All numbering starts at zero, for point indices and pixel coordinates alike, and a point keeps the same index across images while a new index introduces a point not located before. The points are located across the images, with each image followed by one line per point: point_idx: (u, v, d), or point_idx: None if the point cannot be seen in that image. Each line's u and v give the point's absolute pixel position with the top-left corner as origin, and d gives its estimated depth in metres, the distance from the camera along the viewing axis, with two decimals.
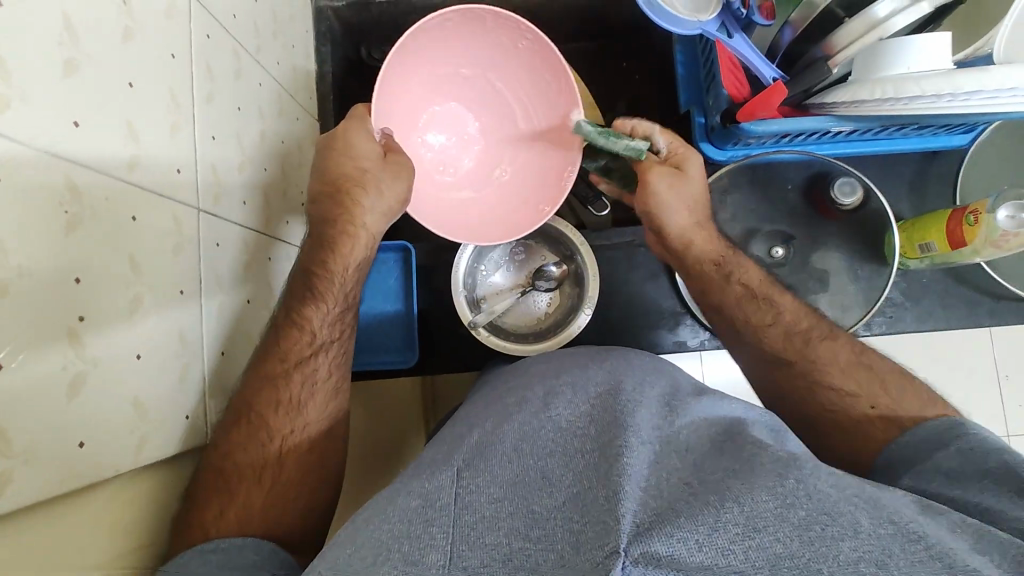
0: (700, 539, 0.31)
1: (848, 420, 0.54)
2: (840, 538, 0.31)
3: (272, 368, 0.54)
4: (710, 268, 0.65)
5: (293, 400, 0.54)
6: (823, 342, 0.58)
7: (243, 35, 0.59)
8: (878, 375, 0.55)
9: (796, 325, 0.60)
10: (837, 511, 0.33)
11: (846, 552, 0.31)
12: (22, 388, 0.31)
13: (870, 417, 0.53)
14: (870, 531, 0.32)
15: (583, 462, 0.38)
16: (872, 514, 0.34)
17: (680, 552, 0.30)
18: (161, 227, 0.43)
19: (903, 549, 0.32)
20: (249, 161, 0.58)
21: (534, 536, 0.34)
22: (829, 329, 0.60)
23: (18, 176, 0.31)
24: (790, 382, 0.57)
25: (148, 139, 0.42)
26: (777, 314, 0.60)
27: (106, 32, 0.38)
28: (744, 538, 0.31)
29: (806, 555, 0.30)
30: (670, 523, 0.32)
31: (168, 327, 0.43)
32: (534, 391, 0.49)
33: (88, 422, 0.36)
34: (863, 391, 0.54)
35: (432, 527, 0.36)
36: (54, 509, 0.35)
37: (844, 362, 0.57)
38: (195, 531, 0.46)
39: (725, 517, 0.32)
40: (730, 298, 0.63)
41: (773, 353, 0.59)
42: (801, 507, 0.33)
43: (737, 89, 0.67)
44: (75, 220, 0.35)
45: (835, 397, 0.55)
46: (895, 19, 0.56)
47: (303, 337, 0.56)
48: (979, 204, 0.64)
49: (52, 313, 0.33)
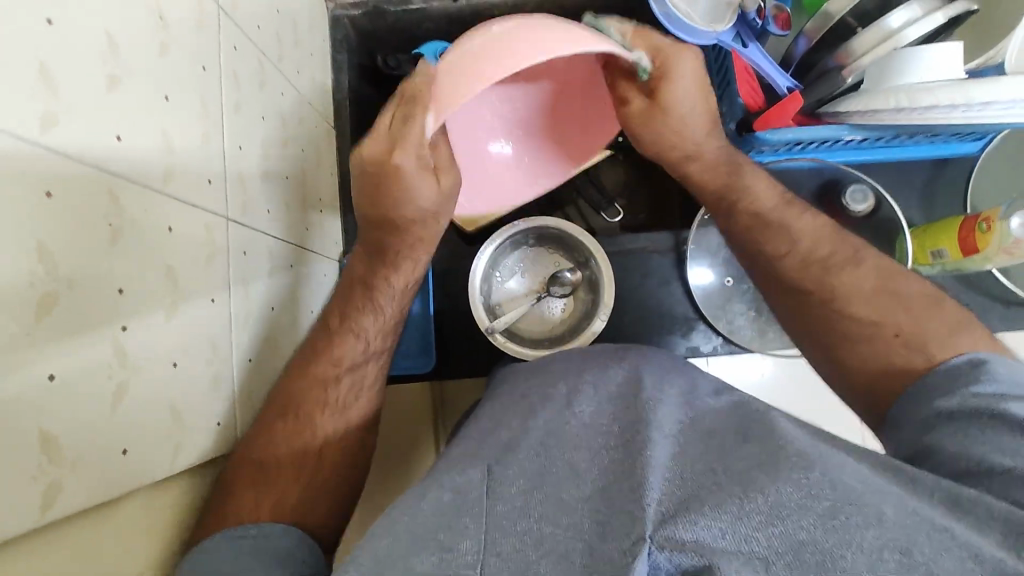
0: (724, 528, 0.32)
1: (881, 357, 0.53)
2: (863, 527, 0.32)
3: (323, 370, 0.57)
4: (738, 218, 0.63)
5: (339, 401, 0.57)
6: (845, 269, 0.57)
7: (266, 45, 0.60)
8: (906, 307, 0.54)
9: (807, 260, 0.59)
10: (862, 501, 0.34)
11: (870, 539, 0.31)
12: (71, 391, 0.32)
13: (893, 344, 0.52)
14: (897, 521, 0.33)
15: (610, 458, 0.39)
16: (898, 506, 0.34)
17: (705, 539, 0.31)
18: (193, 237, 0.44)
19: (930, 539, 0.32)
20: (272, 169, 0.59)
21: (564, 524, 0.35)
22: (853, 253, 0.58)
23: (67, 189, 0.32)
24: (812, 313, 0.58)
25: (182, 149, 0.43)
26: (791, 240, 0.60)
27: (146, 46, 0.39)
28: (767, 525, 0.32)
29: (829, 542, 0.31)
30: (693, 512, 0.33)
31: (200, 332, 0.44)
32: (556, 387, 0.48)
33: (127, 429, 0.36)
34: (891, 319, 0.54)
35: (464, 518, 0.37)
36: (89, 518, 0.35)
37: (864, 290, 0.56)
38: (222, 517, 0.47)
39: (748, 506, 0.33)
40: (743, 224, 0.62)
41: (790, 284, 0.59)
42: (825, 497, 0.33)
43: (753, 97, 0.69)
44: (119, 231, 0.36)
45: (856, 330, 0.55)
46: (908, 31, 0.59)
47: (356, 344, 0.59)
48: (991, 211, 0.65)
49: (102, 323, 0.34)
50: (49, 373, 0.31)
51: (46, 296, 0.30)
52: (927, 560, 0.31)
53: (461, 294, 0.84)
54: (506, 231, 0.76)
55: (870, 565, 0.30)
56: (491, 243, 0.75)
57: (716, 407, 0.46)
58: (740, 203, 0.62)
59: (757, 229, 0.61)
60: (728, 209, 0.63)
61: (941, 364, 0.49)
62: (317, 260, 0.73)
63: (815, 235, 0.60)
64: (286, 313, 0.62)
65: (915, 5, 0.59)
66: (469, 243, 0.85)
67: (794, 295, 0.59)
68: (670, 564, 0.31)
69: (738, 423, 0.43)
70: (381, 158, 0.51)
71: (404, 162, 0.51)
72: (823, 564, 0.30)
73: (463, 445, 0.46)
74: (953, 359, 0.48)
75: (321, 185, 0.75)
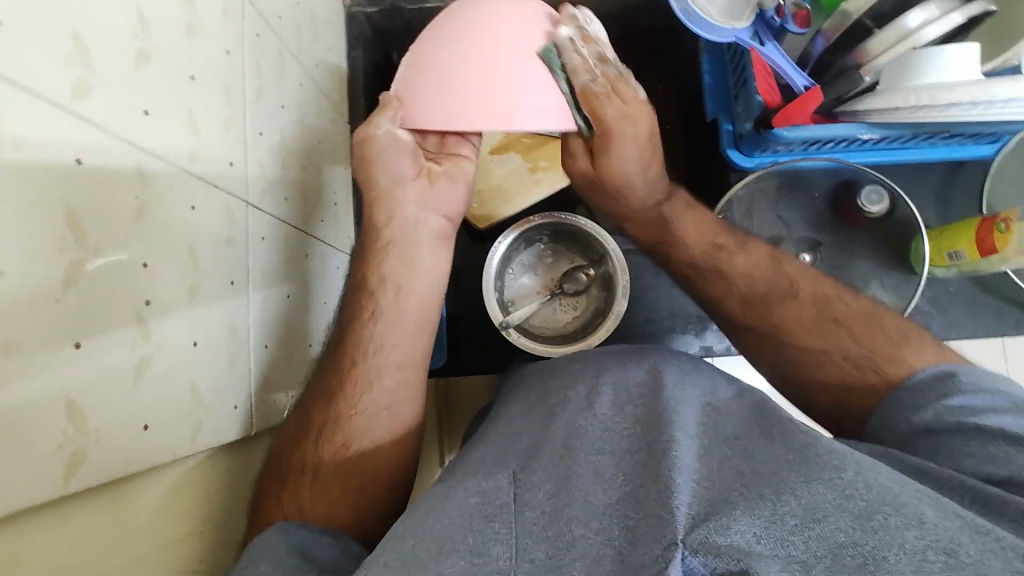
0: (758, 532, 0.31)
1: (835, 382, 0.52)
2: (904, 528, 0.31)
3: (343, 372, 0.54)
4: (706, 253, 0.63)
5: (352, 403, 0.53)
6: (784, 302, 0.57)
7: (286, 37, 0.60)
8: (846, 329, 0.54)
9: (791, 291, 0.58)
10: (899, 503, 0.33)
11: (911, 541, 0.30)
12: (84, 375, 0.31)
13: (847, 367, 0.52)
14: (938, 523, 0.32)
15: (634, 462, 0.38)
16: (938, 507, 0.33)
17: (741, 544, 0.30)
18: (213, 217, 0.43)
19: (974, 539, 0.31)
20: (289, 162, 0.59)
21: (594, 528, 0.34)
22: (789, 286, 0.58)
23: (97, 162, 0.32)
24: (761, 346, 0.58)
25: (204, 130, 0.43)
26: (728, 284, 0.60)
27: (172, 24, 0.39)
28: (803, 529, 0.31)
29: (870, 544, 0.30)
30: (725, 515, 0.32)
31: (219, 314, 0.44)
32: (577, 386, 0.47)
33: (150, 406, 0.36)
34: (839, 360, 0.52)
35: (494, 523, 0.36)
36: (82, 504, 0.33)
37: (809, 316, 0.55)
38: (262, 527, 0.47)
39: (781, 510, 0.32)
40: (695, 256, 0.63)
41: (733, 322, 0.60)
42: (861, 498, 0.33)
43: (770, 94, 0.68)
44: (146, 207, 0.36)
45: (810, 356, 0.54)
46: (925, 31, 0.59)
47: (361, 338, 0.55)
48: (1009, 212, 0.65)
49: (123, 303, 0.34)
50: (77, 342, 0.30)
51: (72, 265, 0.30)
52: (974, 561, 0.30)
53: (473, 295, 0.84)
54: (513, 226, 0.75)
55: (915, 566, 0.29)
56: (503, 240, 0.74)
57: (737, 404, 0.45)
58: (701, 229, 0.64)
59: (706, 266, 0.62)
60: (696, 233, 0.64)
61: (905, 381, 0.48)
62: (330, 255, 0.72)
63: (771, 255, 0.61)
64: (301, 311, 0.62)
65: (932, 5, 0.59)
66: (481, 243, 0.85)
67: (743, 336, 0.59)
68: (705, 568, 0.30)
69: (760, 424, 0.41)
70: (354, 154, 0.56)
71: (396, 169, 0.55)
72: (866, 566, 0.30)
73: (483, 442, 0.45)
74: (916, 376, 0.47)
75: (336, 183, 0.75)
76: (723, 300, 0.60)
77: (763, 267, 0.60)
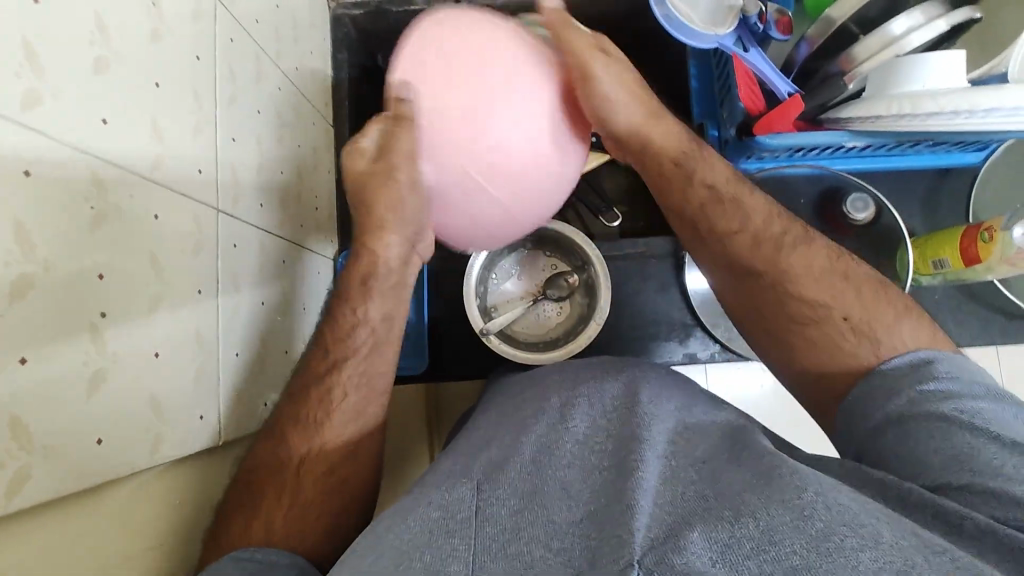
0: (714, 556, 0.30)
1: (822, 336, 0.48)
2: (859, 549, 0.30)
3: (312, 382, 0.54)
4: (705, 190, 0.55)
5: (314, 418, 0.52)
6: (798, 248, 0.51)
7: (263, 41, 0.59)
8: (850, 285, 0.50)
9: (798, 237, 0.52)
10: (858, 523, 0.32)
11: (867, 562, 0.30)
12: (27, 390, 0.30)
13: (842, 329, 0.48)
14: (894, 543, 0.31)
15: (602, 479, 0.37)
16: (895, 526, 0.33)
17: (695, 566, 0.30)
18: (179, 225, 0.43)
19: (928, 560, 0.30)
20: (265, 166, 0.58)
21: (554, 547, 0.33)
22: (802, 233, 0.53)
23: (48, 172, 0.31)
24: (752, 290, 0.52)
25: (170, 138, 0.42)
26: (742, 218, 0.53)
27: (135, 29, 0.38)
28: (758, 552, 0.30)
29: (824, 566, 0.30)
30: (683, 537, 0.32)
31: (184, 321, 0.43)
32: (548, 398, 0.46)
33: (103, 419, 0.35)
34: (818, 331, 0.49)
35: (453, 539, 0.35)
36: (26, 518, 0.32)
37: (818, 266, 0.50)
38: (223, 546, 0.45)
39: (739, 532, 0.32)
40: (694, 207, 0.55)
41: (735, 261, 0.53)
42: (818, 518, 0.32)
43: (753, 102, 0.66)
44: (101, 216, 0.35)
45: (806, 308, 0.49)
46: (910, 37, 0.58)
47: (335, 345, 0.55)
48: (994, 221, 0.64)
49: (75, 316, 0.33)
50: (21, 357, 0.30)
51: (21, 279, 0.30)
52: None
53: (457, 300, 0.84)
54: None
55: None
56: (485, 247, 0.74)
57: (707, 421, 0.45)
58: (711, 166, 0.57)
59: (711, 201, 0.55)
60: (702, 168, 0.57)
61: (881, 365, 0.45)
62: (312, 260, 0.71)
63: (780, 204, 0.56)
64: (278, 317, 0.61)
65: (917, 13, 0.58)
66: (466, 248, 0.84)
67: (738, 276, 0.53)
68: None
69: (731, 447, 0.41)
70: (367, 171, 0.57)
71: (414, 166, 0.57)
72: None
73: (451, 455, 0.45)
74: (893, 361, 0.45)
75: (318, 188, 0.74)
76: (734, 235, 0.53)
77: (775, 214, 0.54)
